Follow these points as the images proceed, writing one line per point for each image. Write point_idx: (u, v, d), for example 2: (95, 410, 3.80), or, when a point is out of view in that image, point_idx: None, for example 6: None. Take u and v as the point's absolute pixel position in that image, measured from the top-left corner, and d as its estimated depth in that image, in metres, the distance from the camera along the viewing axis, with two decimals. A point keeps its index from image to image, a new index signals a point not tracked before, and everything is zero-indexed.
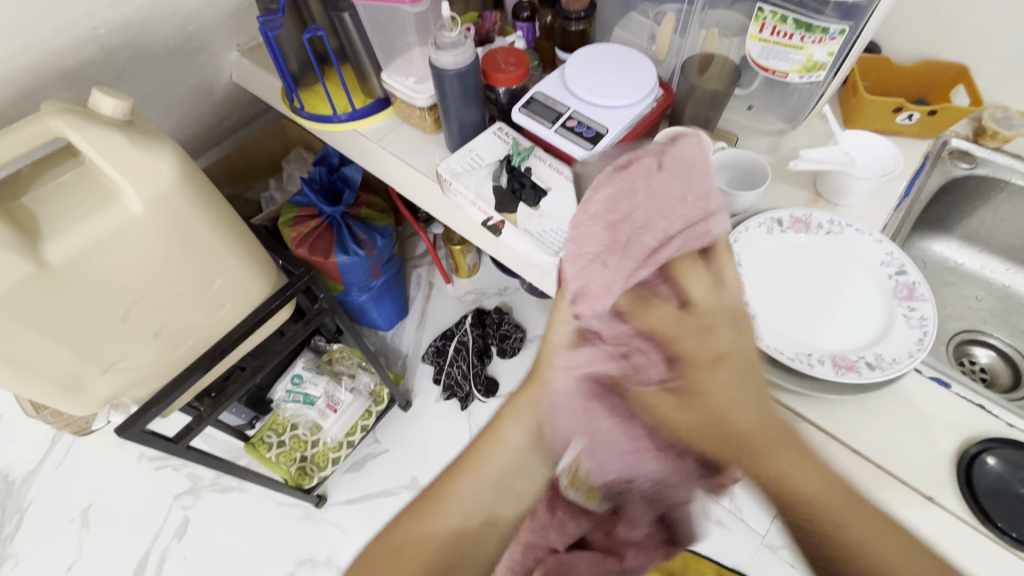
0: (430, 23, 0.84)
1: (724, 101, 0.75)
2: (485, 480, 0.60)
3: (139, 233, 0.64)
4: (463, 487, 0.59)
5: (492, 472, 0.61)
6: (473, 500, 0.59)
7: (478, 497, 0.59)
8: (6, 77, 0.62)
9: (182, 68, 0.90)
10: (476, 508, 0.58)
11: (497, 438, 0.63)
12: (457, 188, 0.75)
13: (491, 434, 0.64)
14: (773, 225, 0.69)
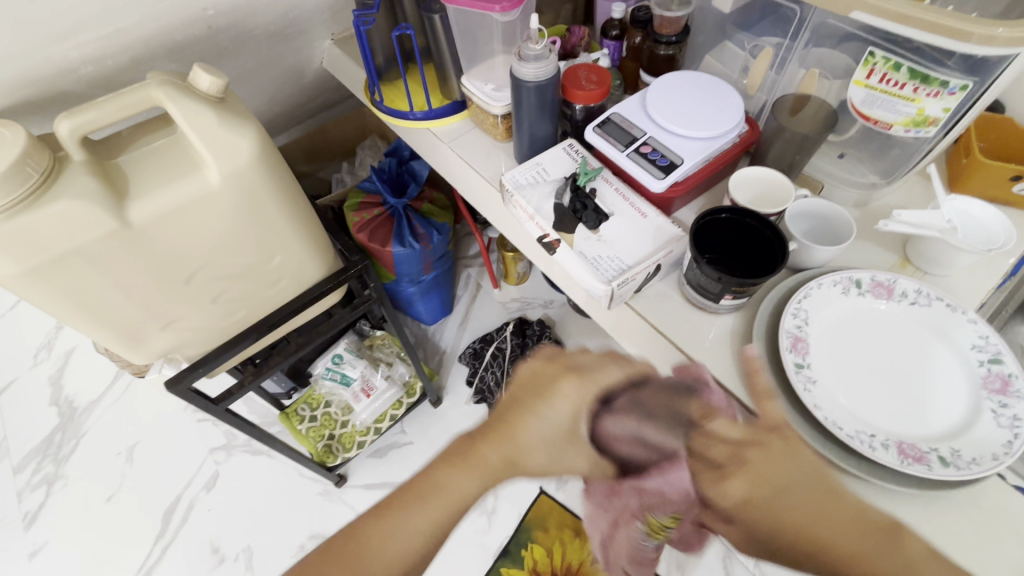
0: (516, 32, 0.83)
1: (814, 147, 0.70)
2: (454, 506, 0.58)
3: (213, 204, 0.67)
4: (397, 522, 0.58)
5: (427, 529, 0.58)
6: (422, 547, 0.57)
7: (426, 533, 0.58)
8: (122, 46, 0.67)
9: (278, 51, 0.95)
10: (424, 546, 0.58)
11: (467, 469, 0.59)
12: (518, 201, 0.74)
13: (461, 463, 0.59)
14: (850, 285, 0.64)
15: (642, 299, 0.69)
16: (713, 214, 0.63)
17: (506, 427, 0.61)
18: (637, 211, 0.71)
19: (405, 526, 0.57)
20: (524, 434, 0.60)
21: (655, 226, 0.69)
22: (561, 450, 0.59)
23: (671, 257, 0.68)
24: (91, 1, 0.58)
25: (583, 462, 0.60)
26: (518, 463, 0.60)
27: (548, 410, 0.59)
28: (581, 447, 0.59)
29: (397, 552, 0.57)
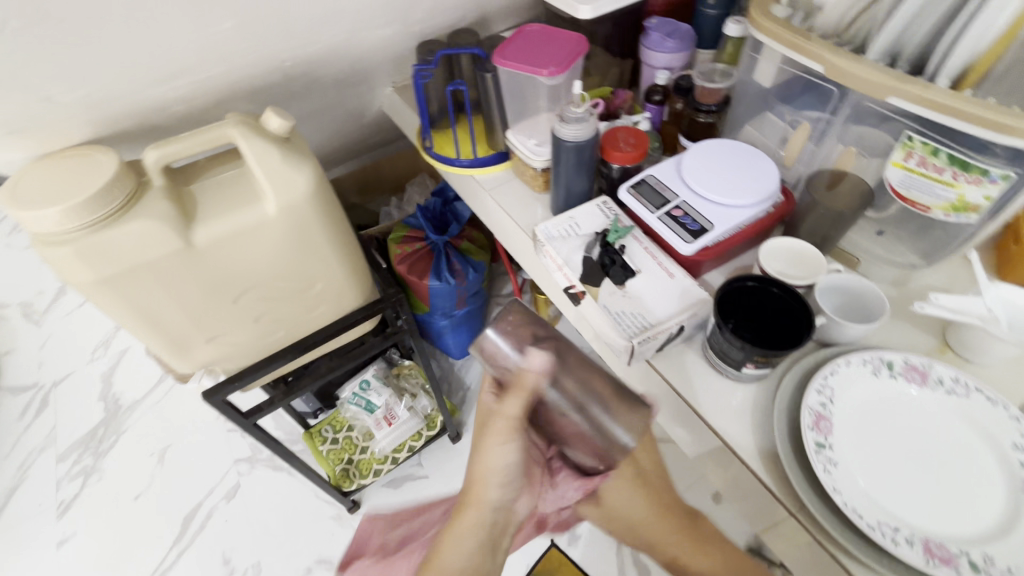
0: (561, 96, 0.88)
1: (849, 224, 0.70)
2: (462, 547, 0.70)
3: (267, 232, 0.73)
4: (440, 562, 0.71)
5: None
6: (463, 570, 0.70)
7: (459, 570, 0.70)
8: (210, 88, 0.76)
9: (344, 96, 1.03)
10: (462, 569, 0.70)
11: (472, 503, 0.69)
12: (549, 251, 0.77)
13: (463, 510, 0.71)
14: (881, 365, 0.62)
15: (665, 358, 0.69)
16: (740, 282, 0.64)
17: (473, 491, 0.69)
18: (665, 271, 0.72)
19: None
20: (491, 486, 0.67)
21: (682, 288, 0.70)
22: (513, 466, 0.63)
23: (695, 319, 0.68)
24: (189, 52, 0.66)
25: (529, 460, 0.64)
26: (489, 508, 0.68)
27: (502, 456, 0.63)
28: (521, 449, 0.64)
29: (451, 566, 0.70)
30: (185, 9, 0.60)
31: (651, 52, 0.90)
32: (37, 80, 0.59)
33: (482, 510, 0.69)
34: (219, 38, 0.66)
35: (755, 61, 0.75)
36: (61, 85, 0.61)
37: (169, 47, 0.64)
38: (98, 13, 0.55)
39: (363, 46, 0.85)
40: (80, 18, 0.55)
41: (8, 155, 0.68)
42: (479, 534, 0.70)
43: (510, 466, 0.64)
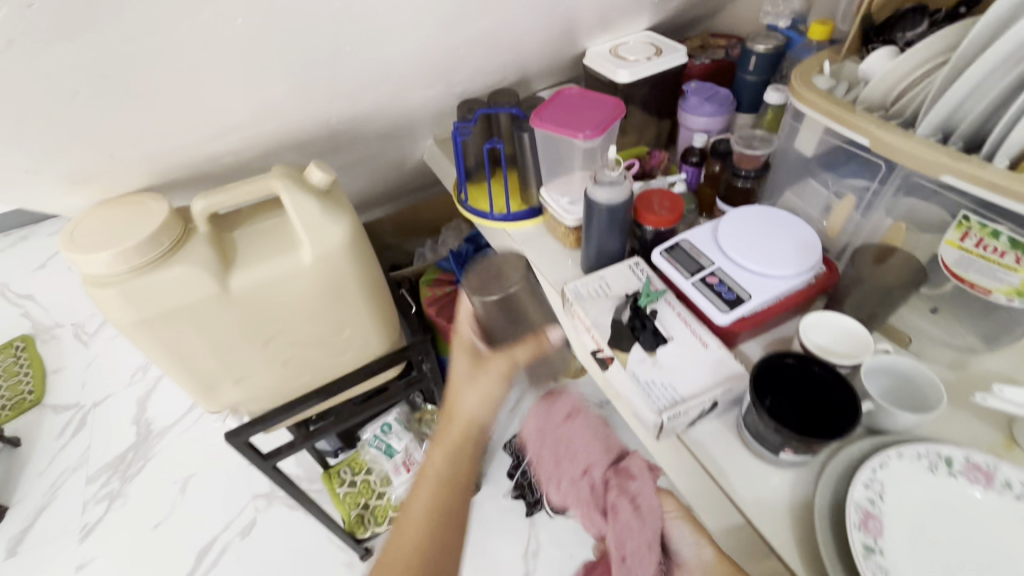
0: (596, 160, 0.87)
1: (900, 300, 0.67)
2: (433, 495, 0.61)
3: (301, 280, 0.75)
4: (406, 525, 0.60)
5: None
6: (422, 558, 0.57)
7: (433, 522, 0.60)
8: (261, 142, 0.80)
9: (387, 147, 1.07)
10: (420, 534, 0.59)
11: (423, 476, 0.63)
12: (578, 311, 0.75)
13: (420, 471, 0.64)
14: (938, 461, 0.56)
15: (696, 434, 0.65)
16: (778, 358, 0.61)
17: (448, 419, 0.67)
18: (699, 340, 0.69)
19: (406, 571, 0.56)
20: (471, 395, 0.66)
21: (716, 359, 0.67)
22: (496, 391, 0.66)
23: (730, 395, 0.64)
24: (243, 110, 0.70)
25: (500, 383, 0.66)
26: (477, 421, 0.66)
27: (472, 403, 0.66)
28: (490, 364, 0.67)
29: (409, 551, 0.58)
30: (240, 78, 0.64)
31: (689, 115, 0.90)
32: (104, 139, 0.64)
33: (468, 426, 0.66)
34: (270, 101, 0.70)
35: (795, 129, 0.74)
36: (125, 143, 0.66)
37: (224, 109, 0.68)
38: (164, 79, 0.59)
39: (407, 104, 0.88)
40: (146, 87, 0.59)
41: (74, 202, 0.73)
42: (464, 475, 0.63)
43: (495, 399, 0.66)
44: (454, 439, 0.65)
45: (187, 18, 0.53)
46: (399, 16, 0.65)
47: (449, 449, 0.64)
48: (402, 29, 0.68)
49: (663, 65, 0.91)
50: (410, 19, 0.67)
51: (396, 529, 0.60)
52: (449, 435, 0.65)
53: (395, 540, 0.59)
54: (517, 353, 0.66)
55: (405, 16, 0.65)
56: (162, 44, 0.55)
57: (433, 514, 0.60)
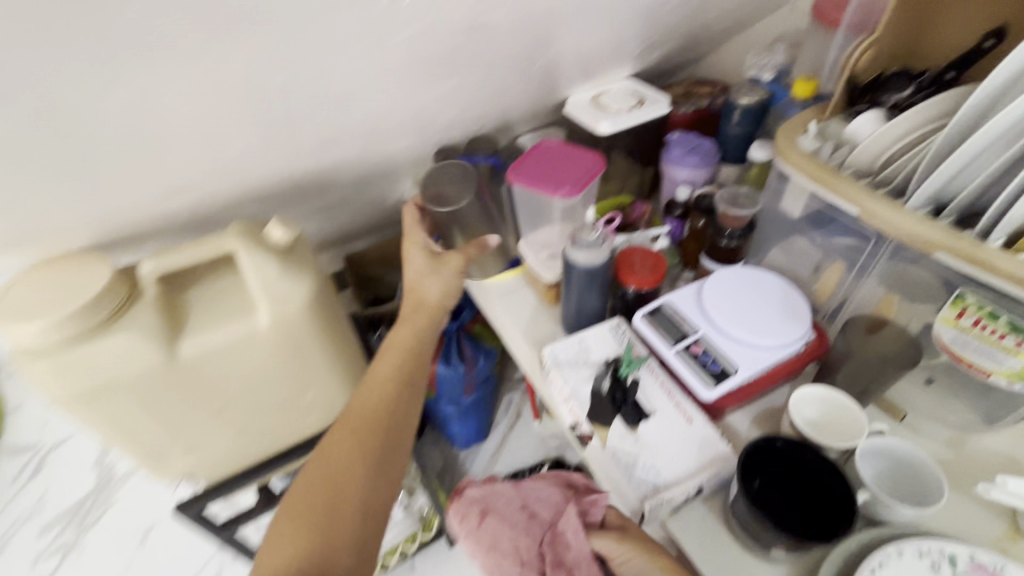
0: (575, 220, 0.83)
1: (893, 378, 0.64)
2: (378, 396, 0.67)
3: (258, 345, 0.70)
4: (336, 454, 0.62)
5: (379, 466, 0.61)
6: (353, 459, 0.61)
7: (371, 419, 0.64)
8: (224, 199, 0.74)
9: (363, 189, 1.03)
10: (377, 404, 0.66)
11: (382, 355, 0.72)
12: (555, 379, 0.71)
13: (402, 322, 0.75)
14: (942, 560, 0.52)
15: (681, 522, 0.60)
16: (768, 441, 0.57)
17: (407, 316, 0.76)
18: (683, 415, 0.64)
19: (346, 469, 0.60)
20: (416, 329, 0.74)
21: (700, 438, 0.62)
22: (435, 270, 0.77)
23: (716, 478, 0.60)
24: (201, 171, 0.64)
25: (456, 261, 0.78)
26: (427, 303, 0.76)
27: (427, 287, 0.77)
28: (446, 260, 0.78)
29: (342, 467, 0.60)
30: (193, 145, 0.59)
31: (673, 167, 0.87)
32: (43, 206, 0.58)
33: (432, 318, 0.76)
34: (229, 164, 0.65)
35: (781, 189, 0.71)
36: (64, 209, 0.60)
37: (180, 173, 0.63)
38: (110, 151, 0.54)
39: (384, 155, 0.84)
40: (84, 159, 0.53)
41: (10, 261, 0.67)
42: (422, 347, 0.73)
43: (448, 291, 0.78)
44: (407, 346, 0.72)
45: (128, 100, 0.48)
46: (370, 82, 0.61)
47: (395, 357, 0.71)
48: (373, 94, 0.63)
49: (638, 118, 0.88)
50: (382, 85, 0.62)
51: (325, 447, 0.63)
52: (418, 322, 0.75)
53: (330, 455, 0.62)
54: (450, 258, 0.78)
55: (381, 79, 0.61)
56: (103, 126, 0.49)
57: (382, 409, 0.65)
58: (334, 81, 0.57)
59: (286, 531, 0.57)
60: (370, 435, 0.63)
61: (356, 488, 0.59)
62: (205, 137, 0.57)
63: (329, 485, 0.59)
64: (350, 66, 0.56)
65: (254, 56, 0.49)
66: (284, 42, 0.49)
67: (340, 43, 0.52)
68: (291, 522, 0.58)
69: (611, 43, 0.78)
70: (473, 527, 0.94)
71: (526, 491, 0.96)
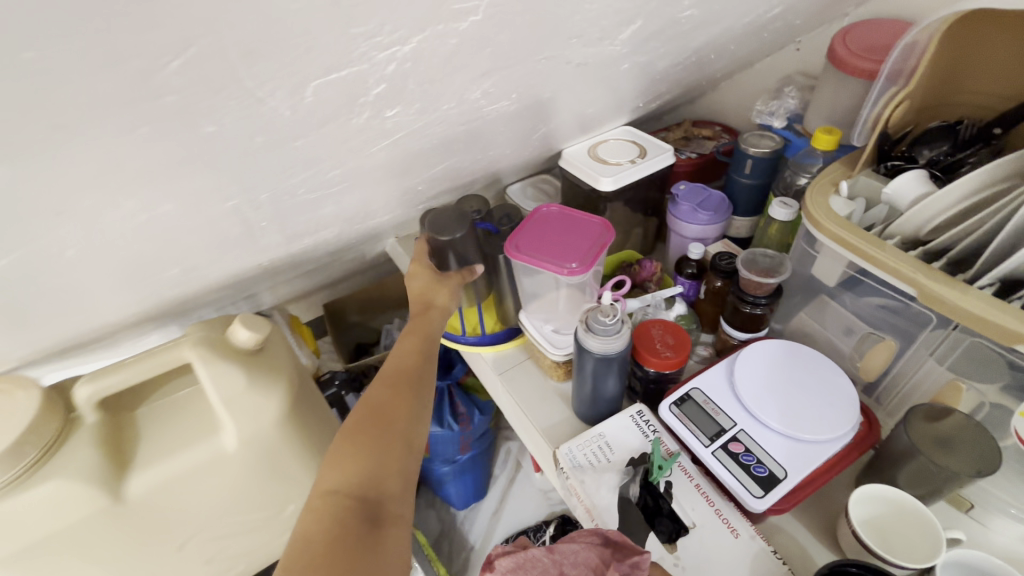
0: (584, 293, 0.74)
1: (958, 486, 0.54)
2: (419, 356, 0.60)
3: (224, 469, 0.60)
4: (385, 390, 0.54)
5: (422, 412, 0.54)
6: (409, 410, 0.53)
7: (418, 377, 0.57)
8: (178, 299, 0.63)
9: (340, 253, 0.92)
10: (418, 365, 0.59)
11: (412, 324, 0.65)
12: (574, 485, 0.61)
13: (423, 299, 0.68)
14: None
15: None
16: (839, 567, 0.49)
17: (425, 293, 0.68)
18: (727, 527, 0.55)
19: (402, 413, 0.52)
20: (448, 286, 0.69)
21: (752, 557, 0.53)
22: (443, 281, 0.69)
23: None
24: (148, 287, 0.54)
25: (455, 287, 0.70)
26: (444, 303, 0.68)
27: (439, 298, 0.68)
28: (449, 284, 0.69)
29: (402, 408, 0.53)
30: (138, 265, 0.49)
31: (681, 223, 0.80)
32: None
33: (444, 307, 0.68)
34: (182, 272, 0.55)
35: (811, 254, 0.64)
36: None
37: (124, 293, 0.53)
38: (32, 294, 0.43)
39: (362, 229, 0.74)
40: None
41: None
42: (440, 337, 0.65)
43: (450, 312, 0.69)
44: (427, 332, 0.64)
45: (49, 240, 0.38)
46: (352, 176, 0.52)
47: (419, 337, 0.62)
48: (356, 185, 0.55)
49: (647, 169, 0.81)
50: (367, 177, 0.54)
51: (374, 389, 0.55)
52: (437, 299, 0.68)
53: (383, 392, 0.54)
54: (455, 276, 0.70)
55: (360, 168, 0.52)
56: (16, 272, 0.40)
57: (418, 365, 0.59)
58: (314, 181, 0.50)
59: (335, 460, 0.47)
60: (407, 386, 0.56)
61: (405, 424, 0.51)
62: (160, 253, 0.48)
63: (374, 413, 0.51)
64: (331, 166, 0.48)
65: (218, 174, 0.41)
66: (254, 154, 0.41)
67: (320, 148, 0.44)
68: (364, 414, 0.51)
69: (611, 101, 0.70)
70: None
71: (563, 554, 0.56)
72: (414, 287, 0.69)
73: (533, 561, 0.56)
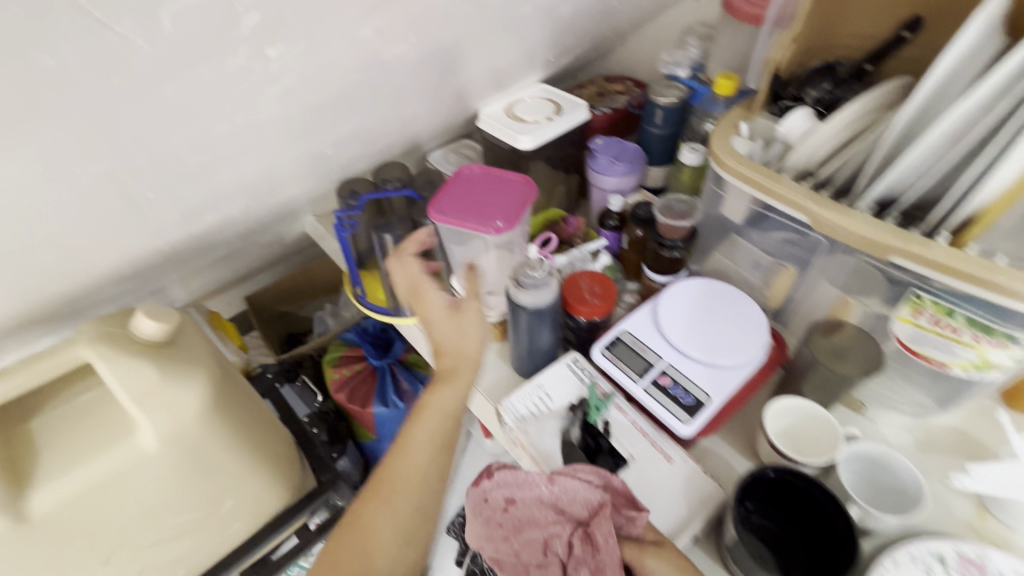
0: (512, 253, 0.73)
1: (852, 386, 0.62)
2: (428, 440, 0.55)
3: (145, 471, 0.56)
4: (375, 511, 0.53)
5: (423, 525, 0.54)
6: (395, 529, 0.52)
7: (420, 481, 0.54)
8: (64, 297, 0.57)
9: (254, 236, 0.86)
10: (427, 470, 0.54)
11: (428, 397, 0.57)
12: (518, 436, 0.63)
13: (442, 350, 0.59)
14: (933, 564, 0.51)
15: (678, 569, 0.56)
16: (758, 473, 0.54)
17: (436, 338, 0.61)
18: (661, 454, 0.59)
19: (382, 531, 0.52)
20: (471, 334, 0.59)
21: (685, 476, 0.58)
22: (454, 325, 0.60)
23: (707, 522, 0.56)
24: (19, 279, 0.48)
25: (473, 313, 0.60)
26: (460, 373, 0.58)
27: (461, 332, 0.59)
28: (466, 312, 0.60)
29: (389, 523, 0.52)
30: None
31: (600, 175, 0.82)
32: None
33: (468, 362, 0.59)
34: (58, 260, 0.49)
35: (719, 195, 0.68)
36: None
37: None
38: None
39: (272, 204, 0.69)
40: None
41: None
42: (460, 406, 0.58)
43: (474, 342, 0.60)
44: (438, 409, 0.56)
45: None
46: (246, 133, 0.49)
47: (437, 419, 0.56)
48: (255, 146, 0.52)
49: (564, 125, 0.81)
50: (265, 134, 0.51)
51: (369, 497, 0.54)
52: (458, 380, 0.58)
53: (382, 505, 0.53)
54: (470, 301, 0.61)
55: (252, 124, 0.48)
56: None
57: (425, 480, 0.54)
58: (202, 137, 0.46)
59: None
60: (389, 487, 0.54)
61: (385, 549, 0.52)
62: (28, 232, 0.43)
63: (354, 535, 0.52)
64: (219, 117, 0.45)
65: (75, 118, 0.37)
66: (122, 94, 0.37)
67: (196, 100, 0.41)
68: (340, 536, 0.53)
69: (520, 53, 0.69)
70: (496, 537, 0.58)
71: (562, 488, 0.56)
72: (442, 334, 0.59)
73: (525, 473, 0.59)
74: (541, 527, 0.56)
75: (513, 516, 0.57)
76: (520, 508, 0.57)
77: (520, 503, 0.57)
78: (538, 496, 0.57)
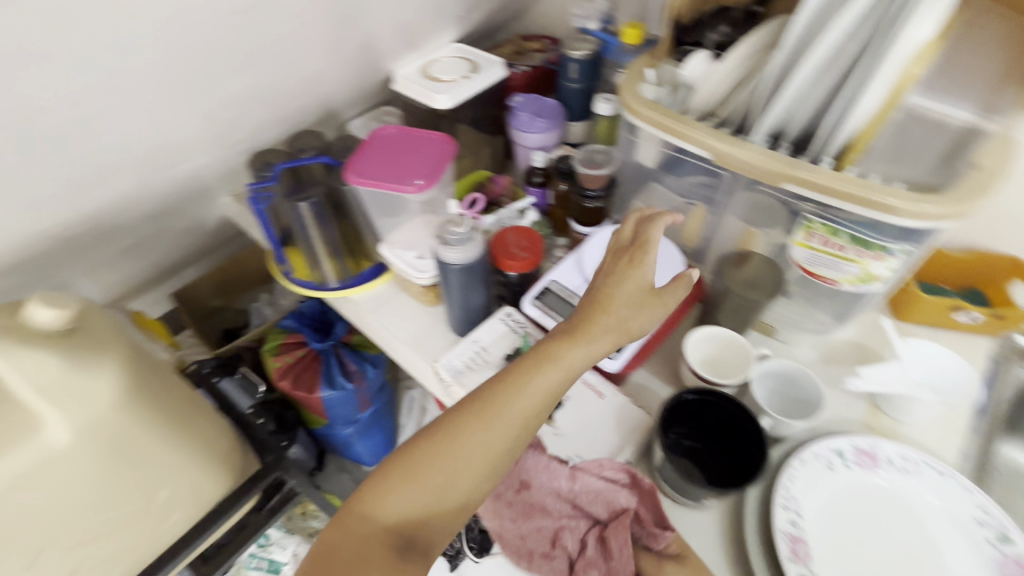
0: (438, 214, 0.76)
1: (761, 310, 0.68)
2: (545, 387, 0.46)
3: (60, 466, 0.53)
4: (478, 436, 0.44)
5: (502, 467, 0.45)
6: (488, 471, 0.44)
7: (526, 424, 0.45)
8: None
9: (165, 221, 0.80)
10: (536, 421, 0.46)
11: (574, 340, 0.48)
12: (457, 391, 0.65)
13: (601, 303, 0.51)
14: (834, 458, 0.57)
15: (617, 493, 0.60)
16: (679, 397, 0.58)
17: (600, 304, 0.51)
18: (593, 391, 0.63)
19: (476, 459, 0.43)
20: (643, 312, 0.51)
21: (616, 408, 0.62)
22: (637, 304, 0.51)
23: (638, 448, 0.59)
24: None
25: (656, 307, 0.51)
26: (623, 336, 0.50)
27: (633, 322, 0.50)
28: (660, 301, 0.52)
29: (485, 457, 0.44)
30: None
31: (522, 133, 0.82)
32: None
33: (618, 341, 0.50)
34: None
35: (633, 142, 0.69)
36: None
37: None
38: None
39: (176, 178, 0.65)
40: None
41: None
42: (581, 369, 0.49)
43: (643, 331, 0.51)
44: (569, 369, 0.48)
45: None
46: (118, 83, 0.46)
47: (561, 373, 0.47)
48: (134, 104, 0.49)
49: (481, 83, 0.81)
50: (142, 86, 0.49)
51: (469, 418, 0.45)
52: (599, 348, 0.49)
53: (485, 431, 0.44)
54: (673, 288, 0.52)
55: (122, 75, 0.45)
56: None
57: (513, 444, 0.45)
58: (64, 89, 0.43)
59: (383, 478, 0.43)
60: (500, 421, 0.45)
61: (472, 479, 0.43)
62: None
63: (447, 452, 0.43)
64: (79, 65, 0.42)
65: None
66: None
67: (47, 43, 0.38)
68: (433, 449, 0.43)
69: (424, 6, 0.68)
70: (505, 514, 0.61)
71: (582, 485, 0.57)
72: (621, 298, 0.51)
73: (546, 462, 0.60)
74: (555, 515, 0.59)
75: (529, 502, 0.60)
76: (535, 498, 0.59)
77: (536, 493, 0.59)
78: (555, 489, 0.59)
